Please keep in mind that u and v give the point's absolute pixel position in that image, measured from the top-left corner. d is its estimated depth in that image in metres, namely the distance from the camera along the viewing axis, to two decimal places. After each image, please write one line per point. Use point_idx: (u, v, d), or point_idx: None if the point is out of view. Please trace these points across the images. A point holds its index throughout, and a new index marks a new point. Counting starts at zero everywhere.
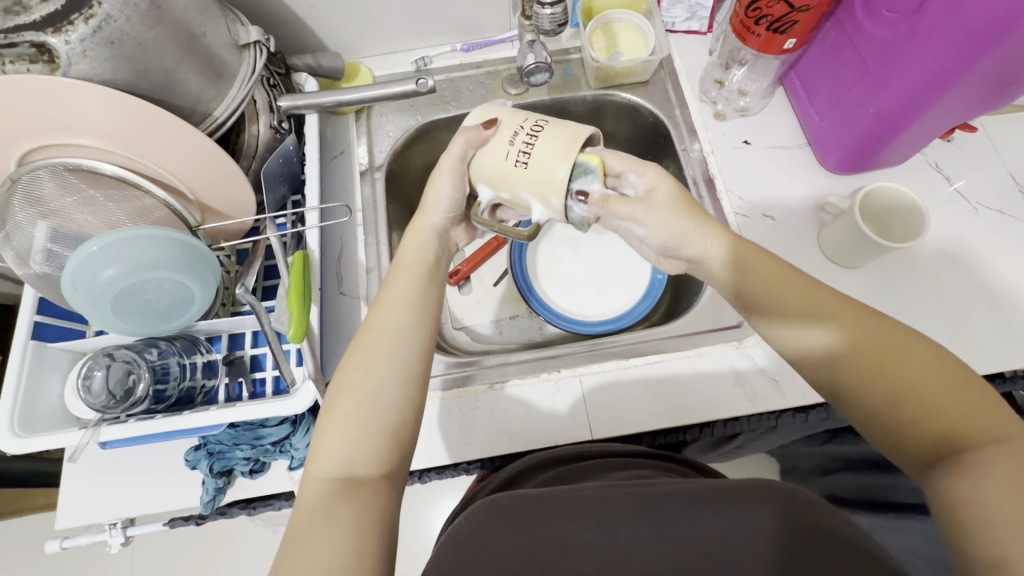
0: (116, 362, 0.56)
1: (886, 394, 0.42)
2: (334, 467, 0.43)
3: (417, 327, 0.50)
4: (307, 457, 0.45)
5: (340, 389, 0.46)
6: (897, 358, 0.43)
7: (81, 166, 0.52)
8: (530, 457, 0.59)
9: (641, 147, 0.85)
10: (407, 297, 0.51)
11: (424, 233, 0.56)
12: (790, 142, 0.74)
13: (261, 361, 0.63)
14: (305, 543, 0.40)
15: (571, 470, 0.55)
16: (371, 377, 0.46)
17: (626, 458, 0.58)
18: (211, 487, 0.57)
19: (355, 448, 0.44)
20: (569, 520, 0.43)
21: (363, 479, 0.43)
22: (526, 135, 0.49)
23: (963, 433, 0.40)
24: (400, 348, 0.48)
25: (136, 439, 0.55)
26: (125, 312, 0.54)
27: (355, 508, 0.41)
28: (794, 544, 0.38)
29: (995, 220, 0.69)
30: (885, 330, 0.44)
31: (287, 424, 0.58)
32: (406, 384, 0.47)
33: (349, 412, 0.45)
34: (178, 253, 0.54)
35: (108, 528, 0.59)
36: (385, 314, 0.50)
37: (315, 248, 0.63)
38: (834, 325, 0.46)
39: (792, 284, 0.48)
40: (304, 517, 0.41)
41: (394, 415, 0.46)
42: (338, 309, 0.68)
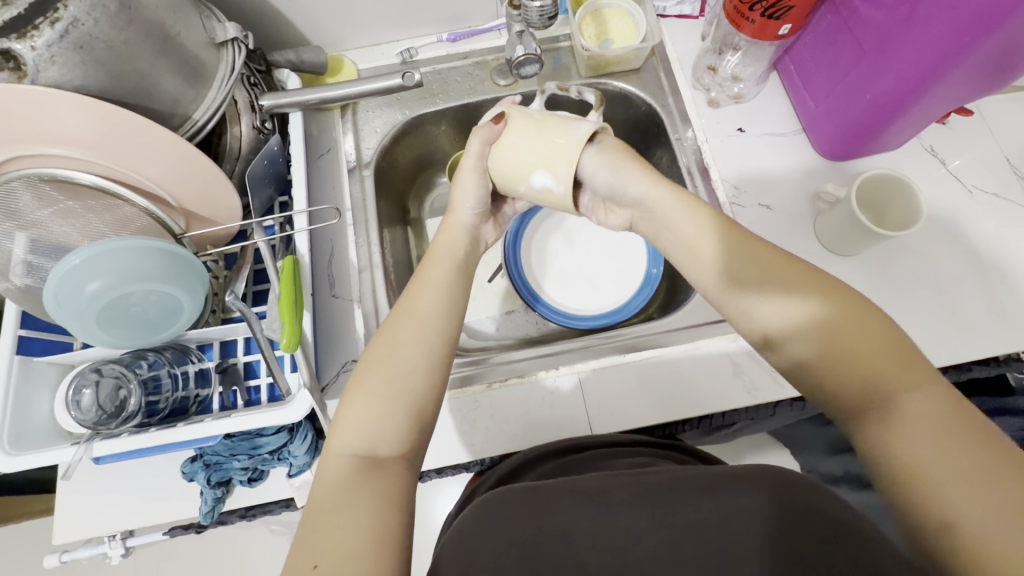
0: (105, 378, 0.55)
1: (850, 369, 0.41)
2: (355, 444, 0.43)
3: (447, 314, 0.49)
4: (328, 432, 0.45)
5: (370, 367, 0.46)
6: (844, 327, 0.42)
7: (57, 177, 0.50)
8: (532, 447, 0.59)
9: (635, 136, 0.83)
10: (438, 291, 0.51)
11: (456, 228, 0.56)
12: (784, 129, 0.73)
13: (254, 368, 0.62)
14: (327, 526, 0.38)
15: (569, 461, 0.55)
16: (396, 361, 0.46)
17: (631, 447, 0.58)
18: (208, 497, 0.56)
19: (379, 428, 0.44)
20: (574, 510, 0.42)
21: (383, 460, 0.43)
22: (529, 181, 0.53)
23: (888, 393, 0.39)
24: (425, 334, 0.48)
25: (130, 454, 0.54)
26: (111, 325, 0.53)
27: (372, 490, 0.41)
28: (790, 524, 0.37)
29: (990, 202, 0.69)
30: (844, 305, 0.43)
31: (284, 432, 0.57)
32: (431, 370, 0.47)
33: (366, 392, 0.45)
34: (163, 263, 0.52)
35: (108, 540, 0.61)
36: (416, 296, 0.50)
37: (304, 252, 0.61)
38: (800, 295, 0.44)
39: (761, 259, 0.46)
40: (323, 497, 0.40)
41: (419, 398, 0.45)
42: (331, 313, 0.66)
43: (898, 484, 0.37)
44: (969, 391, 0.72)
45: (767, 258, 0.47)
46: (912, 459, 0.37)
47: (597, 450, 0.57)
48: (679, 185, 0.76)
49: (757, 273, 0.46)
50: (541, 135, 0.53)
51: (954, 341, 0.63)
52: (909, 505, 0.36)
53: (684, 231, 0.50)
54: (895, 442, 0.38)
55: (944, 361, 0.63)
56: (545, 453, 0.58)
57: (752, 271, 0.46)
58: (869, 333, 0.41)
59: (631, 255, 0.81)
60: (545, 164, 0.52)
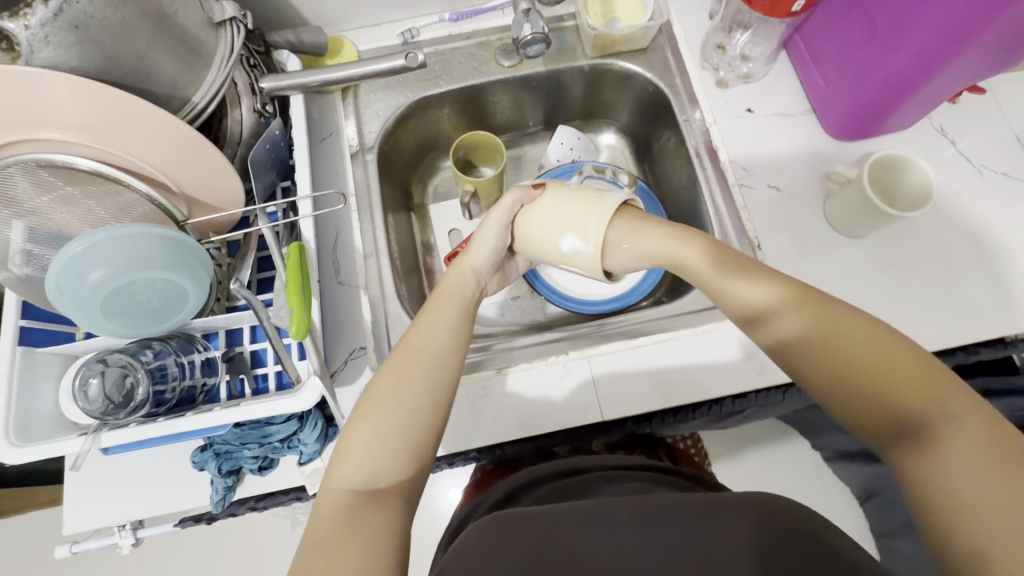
0: (111, 368, 0.55)
1: (849, 376, 0.41)
2: (357, 477, 0.43)
3: (450, 354, 0.50)
4: (330, 465, 0.44)
5: (374, 399, 0.46)
6: (831, 322, 0.44)
7: (55, 162, 0.49)
8: (528, 470, 0.61)
9: (641, 118, 0.83)
10: (447, 324, 0.52)
11: (464, 270, 0.57)
12: (792, 109, 0.72)
13: (261, 357, 0.62)
14: (322, 559, 0.37)
15: (564, 485, 0.56)
16: (404, 394, 0.46)
17: (627, 470, 0.59)
18: (220, 486, 0.56)
19: (380, 461, 0.44)
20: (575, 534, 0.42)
21: (383, 493, 0.43)
22: (558, 244, 0.57)
23: (916, 410, 0.38)
24: (430, 370, 0.48)
25: (139, 444, 0.54)
26: (115, 314, 0.52)
27: (373, 520, 0.40)
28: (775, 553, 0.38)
29: (999, 182, 0.68)
30: (829, 309, 0.44)
31: (294, 420, 0.56)
32: (436, 409, 0.47)
33: (371, 425, 0.45)
34: (167, 251, 0.51)
35: (118, 530, 0.60)
36: (419, 328, 0.51)
37: (310, 239, 0.59)
38: (776, 289, 0.47)
39: (742, 262, 0.51)
40: (321, 529, 0.40)
41: (422, 435, 0.46)
42: (337, 300, 0.65)
43: (929, 506, 0.35)
44: (975, 371, 0.73)
45: (742, 262, 0.51)
46: (942, 479, 0.35)
47: (592, 473, 0.58)
48: (686, 167, 0.75)
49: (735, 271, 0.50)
50: (574, 202, 0.58)
51: (962, 322, 0.63)
52: (920, 507, 0.36)
53: (669, 244, 0.54)
54: (925, 462, 0.36)
55: (952, 342, 0.63)
56: (542, 477, 0.59)
57: (737, 265, 0.51)
58: (857, 335, 0.42)
59: None
60: (575, 227, 0.56)
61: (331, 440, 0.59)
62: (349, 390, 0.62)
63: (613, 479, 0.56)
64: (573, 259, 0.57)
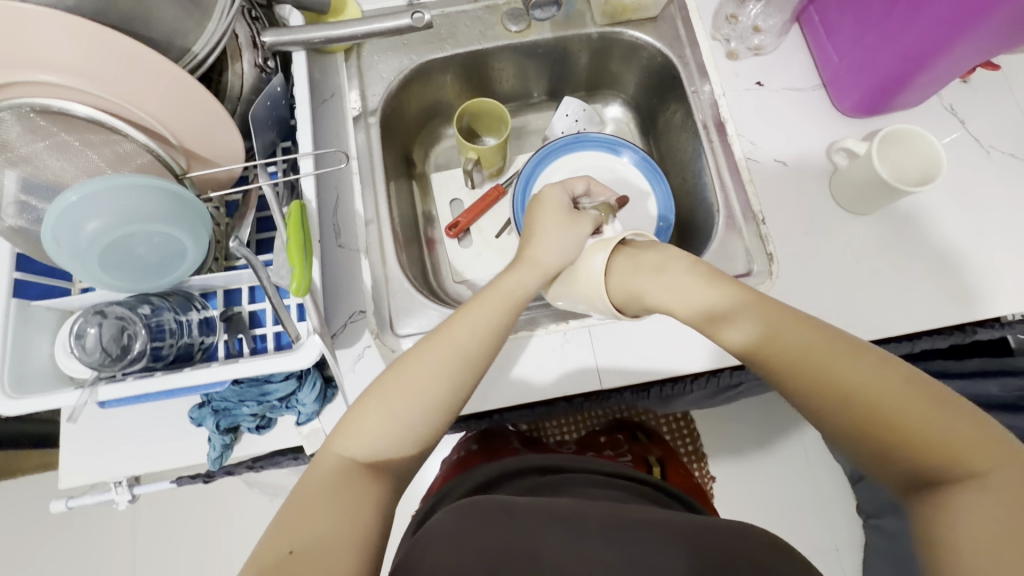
0: (110, 320, 0.55)
1: (822, 394, 0.41)
2: (356, 450, 0.46)
3: (479, 356, 0.51)
4: (338, 428, 0.47)
5: (395, 382, 0.48)
6: (790, 337, 0.44)
7: (49, 108, 0.47)
8: (513, 461, 0.65)
9: (648, 90, 0.81)
10: (478, 325, 0.51)
11: (532, 263, 0.56)
12: (802, 83, 0.71)
13: (260, 317, 0.61)
14: (308, 518, 0.41)
15: (546, 481, 0.60)
16: (423, 390, 0.48)
17: (607, 479, 0.63)
18: (217, 444, 0.56)
19: (385, 441, 0.47)
20: (544, 526, 0.45)
21: (381, 470, 0.46)
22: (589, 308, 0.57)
23: (933, 453, 0.37)
24: (455, 369, 0.49)
25: (138, 398, 0.53)
26: (114, 268, 0.51)
27: (359, 496, 0.43)
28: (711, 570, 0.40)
29: (1007, 164, 0.68)
30: (794, 326, 0.44)
31: (292, 380, 0.56)
32: (441, 407, 0.49)
33: (382, 411, 0.47)
34: (166, 203, 0.50)
35: (114, 486, 0.61)
36: (445, 325, 0.52)
37: (311, 197, 0.58)
38: (735, 300, 0.48)
39: (709, 278, 0.50)
40: (311, 486, 0.44)
41: (426, 429, 0.48)
42: (337, 262, 0.65)
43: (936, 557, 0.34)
44: (970, 352, 0.73)
45: (708, 274, 0.50)
46: (960, 534, 0.34)
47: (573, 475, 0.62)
48: (693, 140, 0.74)
49: (703, 282, 0.50)
50: (581, 271, 0.55)
51: (960, 302, 0.63)
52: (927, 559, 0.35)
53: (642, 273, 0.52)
54: (942, 519, 0.35)
55: (950, 321, 0.63)
56: (525, 472, 0.63)
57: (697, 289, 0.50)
58: (825, 349, 0.42)
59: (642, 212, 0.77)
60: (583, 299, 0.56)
61: (328, 401, 0.60)
62: (348, 352, 0.61)
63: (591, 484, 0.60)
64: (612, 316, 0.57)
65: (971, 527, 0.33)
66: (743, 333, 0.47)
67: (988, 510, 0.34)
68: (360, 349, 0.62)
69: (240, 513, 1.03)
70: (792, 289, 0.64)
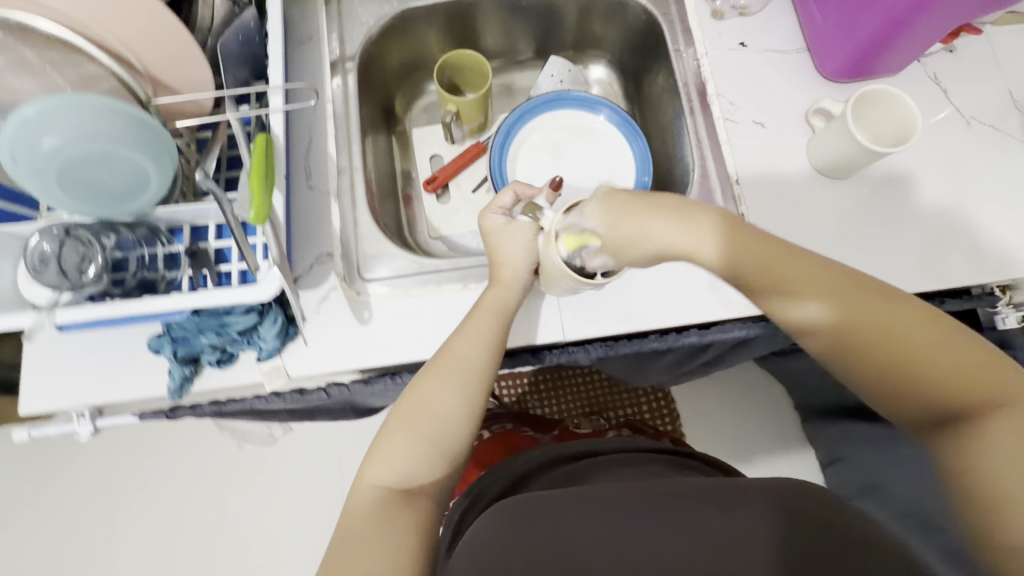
0: (73, 243, 0.54)
1: (887, 365, 0.46)
2: (389, 477, 0.53)
3: (483, 367, 0.57)
4: (366, 462, 0.54)
5: (415, 403, 0.55)
6: (876, 311, 0.46)
7: (9, 21, 0.46)
8: (541, 454, 0.68)
9: (633, 51, 0.81)
10: (477, 340, 0.57)
11: (512, 283, 0.60)
12: (787, 46, 0.70)
13: (227, 255, 0.61)
14: (357, 544, 0.48)
15: (574, 469, 0.63)
16: (442, 405, 0.55)
17: (638, 453, 0.66)
18: (177, 375, 0.56)
19: (411, 464, 0.53)
20: (583, 519, 0.48)
21: (415, 491, 0.53)
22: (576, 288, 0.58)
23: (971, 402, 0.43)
24: (467, 382, 0.56)
25: (97, 324, 0.53)
26: (73, 190, 0.50)
27: (400, 517, 0.50)
28: (793, 532, 0.42)
29: (985, 135, 0.67)
30: (868, 300, 0.46)
31: (253, 314, 0.56)
32: (463, 416, 0.56)
33: (406, 431, 0.54)
34: (130, 129, 0.50)
35: (76, 418, 0.60)
36: (448, 343, 0.58)
37: (279, 133, 0.57)
38: (826, 298, 0.47)
39: (773, 248, 0.49)
40: (359, 515, 0.50)
41: (450, 440, 0.55)
42: (306, 204, 0.65)
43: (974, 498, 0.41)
44: None
45: (772, 246, 0.49)
46: (992, 475, 0.40)
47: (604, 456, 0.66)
48: (674, 101, 0.74)
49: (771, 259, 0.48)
50: (620, 223, 0.51)
51: (930, 270, 0.63)
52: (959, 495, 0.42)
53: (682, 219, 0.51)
54: (974, 456, 0.42)
55: (918, 288, 0.63)
56: (554, 461, 0.66)
57: (775, 271, 0.48)
58: (893, 319, 0.46)
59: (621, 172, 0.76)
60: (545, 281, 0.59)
61: (290, 340, 0.60)
62: (312, 294, 0.62)
63: (624, 462, 0.64)
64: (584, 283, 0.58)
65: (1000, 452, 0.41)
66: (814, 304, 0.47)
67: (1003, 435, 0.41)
68: (325, 291, 0.62)
69: (214, 463, 1.05)
70: None
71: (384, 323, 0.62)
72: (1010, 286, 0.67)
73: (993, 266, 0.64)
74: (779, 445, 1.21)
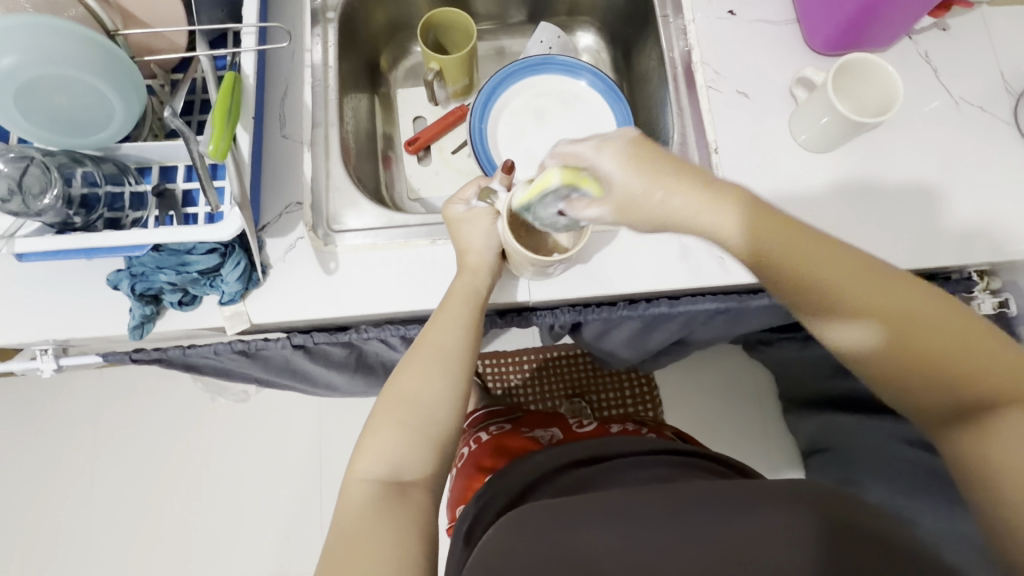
0: (37, 176, 0.51)
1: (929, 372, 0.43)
2: (378, 470, 0.51)
3: (461, 348, 0.57)
4: (355, 457, 0.53)
5: (403, 392, 0.55)
6: (913, 312, 0.43)
7: None
8: (544, 460, 0.67)
9: (623, 19, 0.80)
10: (453, 326, 0.57)
11: (480, 270, 0.59)
12: (776, 17, 0.69)
13: (194, 198, 0.59)
14: (353, 542, 0.45)
15: (579, 476, 0.62)
16: (425, 394, 0.55)
17: (645, 457, 0.65)
18: (137, 313, 0.56)
19: (398, 454, 0.52)
20: (595, 523, 0.46)
21: (406, 484, 0.51)
22: (547, 270, 0.59)
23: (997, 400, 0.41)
24: (448, 366, 0.56)
25: (55, 256, 0.52)
26: (33, 113, 0.50)
27: (398, 509, 0.49)
28: (837, 542, 0.38)
29: (973, 116, 0.66)
30: (913, 302, 0.44)
31: (215, 255, 0.55)
32: (450, 403, 0.55)
33: (389, 422, 0.53)
34: (94, 58, 0.49)
35: (39, 354, 0.60)
36: (421, 337, 0.57)
37: (251, 74, 0.56)
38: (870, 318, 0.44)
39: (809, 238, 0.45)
40: (353, 511, 0.48)
41: (436, 429, 0.54)
42: (279, 152, 0.64)
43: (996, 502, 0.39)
44: None
45: (805, 234, 0.45)
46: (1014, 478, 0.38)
47: (609, 462, 0.64)
48: (659, 70, 0.73)
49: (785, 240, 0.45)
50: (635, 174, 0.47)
51: (907, 249, 0.63)
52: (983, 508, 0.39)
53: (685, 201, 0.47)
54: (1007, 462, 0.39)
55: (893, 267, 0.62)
56: (560, 468, 0.64)
57: (820, 279, 0.45)
58: (929, 320, 0.43)
59: None
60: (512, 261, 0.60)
61: (253, 286, 0.60)
62: (279, 242, 0.61)
63: (630, 468, 0.62)
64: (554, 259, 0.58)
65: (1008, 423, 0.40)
66: (839, 291, 0.44)
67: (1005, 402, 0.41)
68: (292, 240, 0.61)
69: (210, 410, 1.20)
70: None
71: (350, 274, 0.61)
72: (988, 271, 0.66)
73: (971, 249, 0.63)
74: (757, 435, 1.20)
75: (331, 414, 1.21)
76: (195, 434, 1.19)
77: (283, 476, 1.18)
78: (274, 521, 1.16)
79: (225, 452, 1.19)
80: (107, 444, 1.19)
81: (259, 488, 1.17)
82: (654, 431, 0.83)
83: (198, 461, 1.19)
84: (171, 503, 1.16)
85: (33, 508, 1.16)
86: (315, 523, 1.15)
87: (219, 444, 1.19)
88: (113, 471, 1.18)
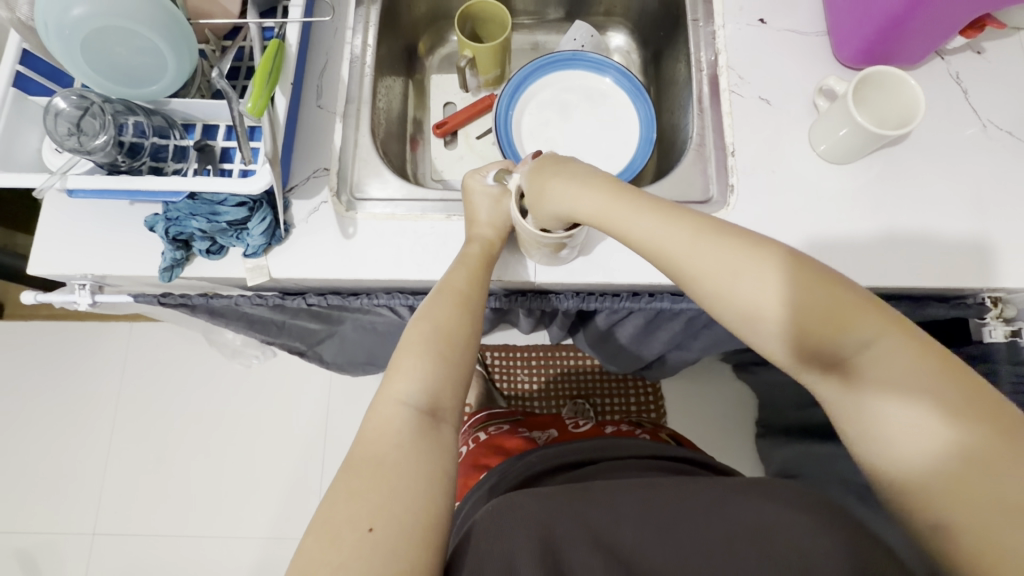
0: (94, 118, 0.55)
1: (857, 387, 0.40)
2: (417, 402, 0.49)
3: (478, 302, 0.57)
4: (383, 389, 0.50)
5: (416, 331, 0.53)
6: (851, 321, 0.39)
7: None
8: (537, 456, 0.67)
9: (656, 23, 0.81)
10: (476, 282, 0.58)
11: (499, 238, 0.62)
12: (807, 28, 0.70)
13: (231, 155, 0.63)
14: (386, 489, 0.42)
15: (577, 473, 0.63)
16: (456, 336, 0.53)
17: (636, 459, 0.65)
18: (168, 257, 0.60)
19: (432, 387, 0.50)
20: (582, 513, 0.47)
21: (439, 424, 0.49)
22: (558, 254, 0.61)
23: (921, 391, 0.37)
24: (467, 311, 0.55)
25: (103, 195, 0.57)
26: (94, 63, 0.55)
27: (435, 444, 0.47)
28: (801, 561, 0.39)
29: (1000, 140, 0.65)
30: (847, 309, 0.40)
31: (244, 209, 0.58)
32: (471, 348, 0.54)
33: (413, 353, 0.51)
34: (153, 14, 0.54)
35: (77, 289, 0.65)
36: (446, 282, 0.57)
37: (294, 42, 0.60)
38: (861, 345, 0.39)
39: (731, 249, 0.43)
40: (387, 451, 0.45)
41: (461, 367, 0.53)
42: (313, 120, 0.68)
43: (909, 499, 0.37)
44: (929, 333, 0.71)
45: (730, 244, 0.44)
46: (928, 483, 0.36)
47: (602, 462, 0.65)
48: (686, 73, 0.74)
49: (743, 265, 0.42)
50: (545, 195, 0.54)
51: (918, 267, 0.62)
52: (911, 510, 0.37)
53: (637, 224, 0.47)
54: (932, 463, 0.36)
55: (903, 282, 0.62)
56: (554, 466, 0.65)
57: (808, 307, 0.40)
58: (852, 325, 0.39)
59: (623, 137, 0.77)
60: (522, 243, 0.62)
61: (277, 243, 0.63)
62: (304, 204, 0.65)
63: (623, 467, 0.62)
64: (552, 244, 0.59)
65: (935, 472, 0.36)
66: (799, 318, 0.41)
67: (950, 461, 0.36)
68: (316, 204, 0.65)
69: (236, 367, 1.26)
70: (745, 221, 0.64)
71: (366, 240, 0.64)
72: (1003, 299, 0.65)
73: (985, 271, 0.62)
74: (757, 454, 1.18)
75: (339, 386, 1.25)
76: (213, 389, 1.25)
77: (288, 442, 1.23)
78: (277, 481, 1.20)
79: (236, 410, 1.24)
80: (129, 392, 1.26)
81: (264, 449, 1.22)
82: (649, 433, 0.83)
83: (211, 419, 1.24)
84: (181, 453, 1.22)
85: (55, 447, 1.22)
86: (313, 490, 1.19)
87: (231, 405, 1.25)
88: (132, 420, 1.24)
